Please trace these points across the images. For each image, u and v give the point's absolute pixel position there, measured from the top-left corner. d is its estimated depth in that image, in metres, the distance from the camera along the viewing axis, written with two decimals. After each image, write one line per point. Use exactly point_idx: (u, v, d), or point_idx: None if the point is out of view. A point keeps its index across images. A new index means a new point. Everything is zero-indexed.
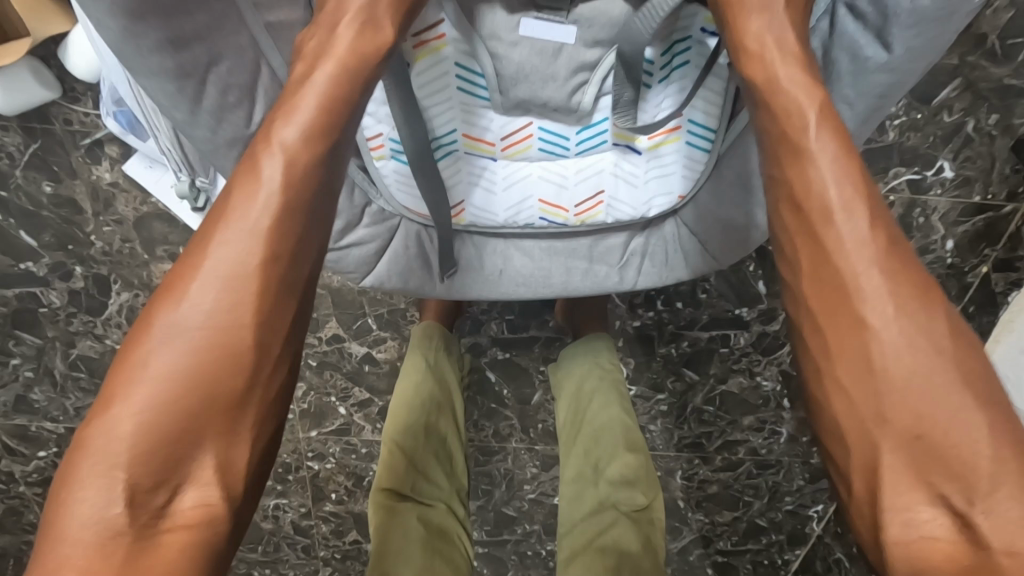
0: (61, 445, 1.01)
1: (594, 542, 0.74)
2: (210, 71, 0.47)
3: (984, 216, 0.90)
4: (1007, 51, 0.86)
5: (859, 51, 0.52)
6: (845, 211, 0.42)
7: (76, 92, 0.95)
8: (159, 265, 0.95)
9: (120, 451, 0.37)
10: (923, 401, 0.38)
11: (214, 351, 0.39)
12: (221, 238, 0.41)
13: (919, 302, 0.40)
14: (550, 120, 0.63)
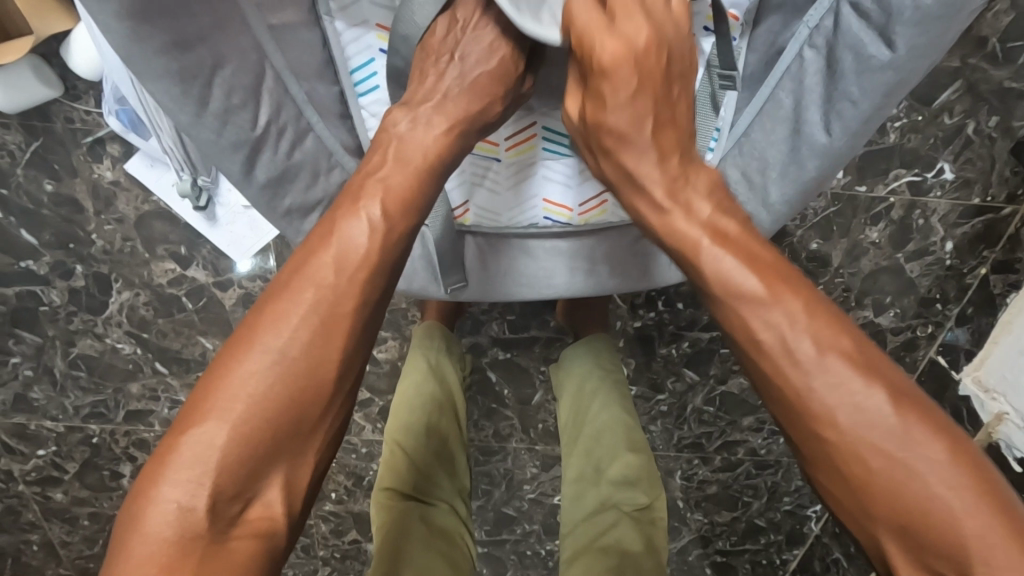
0: (60, 444, 1.05)
1: (596, 542, 0.74)
2: (215, 74, 0.48)
3: (984, 218, 0.93)
4: (1008, 54, 0.85)
5: (862, 50, 0.52)
6: (775, 307, 0.45)
7: (77, 89, 0.92)
8: (161, 264, 0.96)
9: (209, 460, 0.40)
10: (906, 486, 0.41)
11: (299, 383, 0.43)
12: (314, 275, 0.44)
13: (864, 382, 0.43)
14: (552, 120, 0.63)
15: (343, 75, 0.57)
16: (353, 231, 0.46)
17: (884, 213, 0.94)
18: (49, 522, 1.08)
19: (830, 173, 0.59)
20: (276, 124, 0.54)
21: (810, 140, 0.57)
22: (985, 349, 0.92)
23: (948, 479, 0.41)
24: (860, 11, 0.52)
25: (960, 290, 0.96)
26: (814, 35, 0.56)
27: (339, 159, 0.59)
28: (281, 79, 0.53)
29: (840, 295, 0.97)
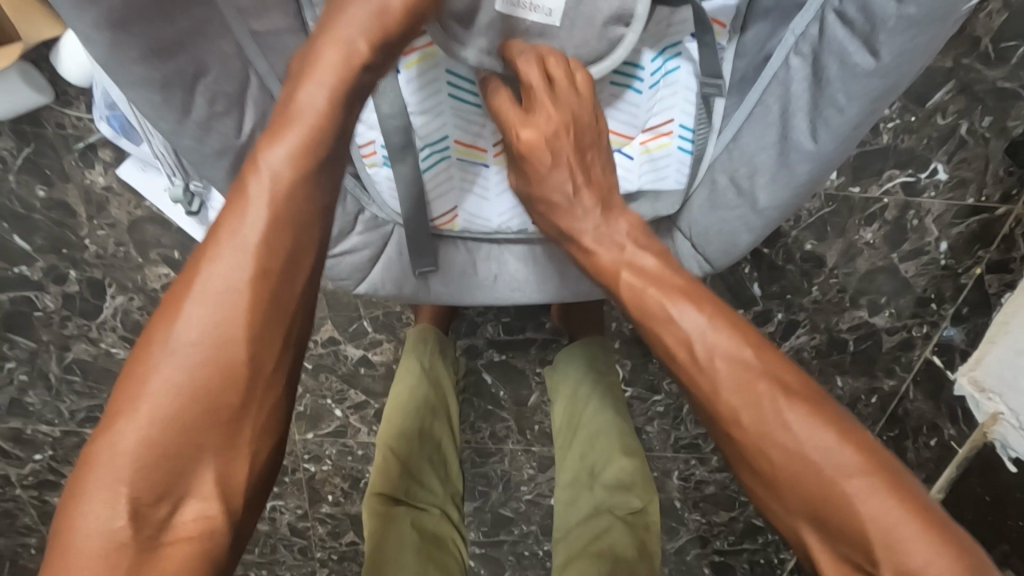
0: (56, 448, 1.06)
1: (590, 546, 0.74)
2: (197, 81, 0.47)
3: (979, 218, 0.92)
4: (1001, 54, 0.82)
5: (847, 57, 0.52)
6: (684, 322, 0.49)
7: (69, 95, 0.90)
8: (154, 269, 0.96)
9: (121, 461, 0.38)
10: (810, 476, 0.43)
11: (214, 369, 0.40)
12: (215, 247, 0.42)
13: (772, 389, 0.45)
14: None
15: None
16: (256, 191, 0.43)
17: (879, 214, 0.94)
18: (48, 526, 1.10)
19: (822, 179, 0.58)
20: (261, 132, 0.53)
21: (799, 147, 0.57)
22: (981, 348, 0.91)
23: (846, 463, 0.42)
24: (845, 19, 0.52)
25: (955, 290, 0.97)
26: (801, 42, 0.56)
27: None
28: (266, 87, 0.52)
29: (835, 296, 1.01)
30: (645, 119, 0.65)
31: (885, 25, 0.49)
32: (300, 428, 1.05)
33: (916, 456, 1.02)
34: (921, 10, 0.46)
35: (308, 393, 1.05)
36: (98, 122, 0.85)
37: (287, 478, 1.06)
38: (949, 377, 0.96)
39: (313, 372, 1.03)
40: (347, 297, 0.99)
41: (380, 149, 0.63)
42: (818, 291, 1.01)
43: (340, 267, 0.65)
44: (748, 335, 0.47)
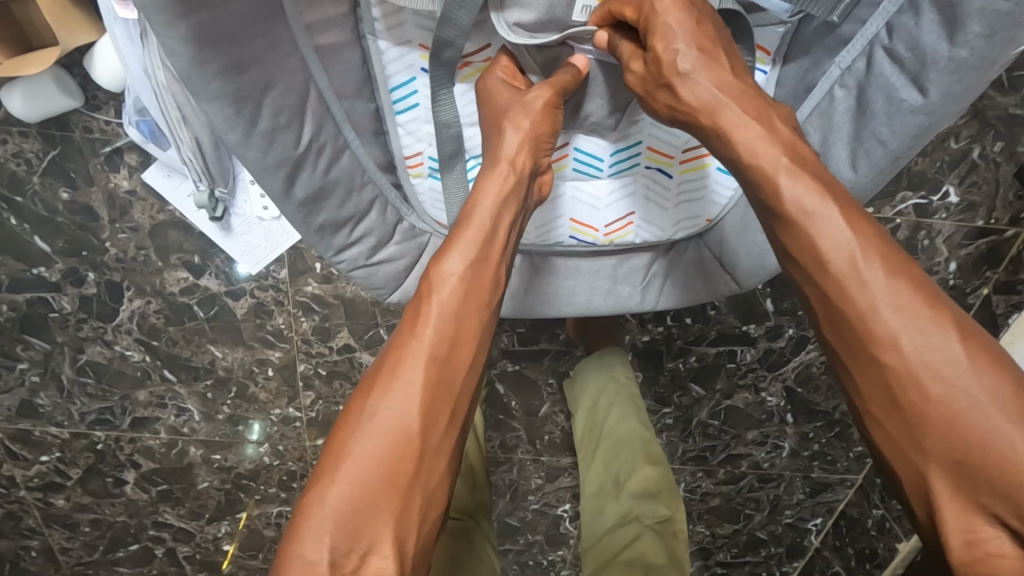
0: (63, 450, 1.14)
1: (618, 556, 0.76)
2: (265, 94, 0.47)
3: (987, 240, 0.94)
4: (1013, 82, 0.83)
5: (894, 93, 0.53)
6: (819, 208, 0.45)
7: (99, 99, 0.89)
8: (174, 273, 0.96)
9: (340, 506, 0.40)
10: (969, 424, 0.39)
11: (406, 434, 0.42)
12: (430, 311, 0.45)
13: (929, 311, 0.42)
14: (587, 141, 0.64)
15: (383, 92, 0.58)
16: (456, 263, 0.47)
17: (890, 234, 0.96)
18: (49, 529, 1.22)
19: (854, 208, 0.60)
20: (317, 142, 0.53)
21: (838, 176, 0.58)
22: None
23: (995, 402, 0.39)
24: (892, 55, 0.53)
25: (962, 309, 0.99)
26: (846, 75, 0.57)
27: (372, 176, 0.59)
28: (323, 98, 0.53)
29: None
30: (686, 139, 0.63)
31: (935, 65, 0.50)
32: (312, 435, 1.12)
33: None
34: (971, 55, 0.48)
35: (321, 399, 1.08)
36: (127, 127, 0.84)
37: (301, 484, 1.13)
38: None
39: (328, 378, 1.05)
40: (364, 304, 1.00)
41: (427, 159, 0.62)
42: None
43: (376, 278, 0.64)
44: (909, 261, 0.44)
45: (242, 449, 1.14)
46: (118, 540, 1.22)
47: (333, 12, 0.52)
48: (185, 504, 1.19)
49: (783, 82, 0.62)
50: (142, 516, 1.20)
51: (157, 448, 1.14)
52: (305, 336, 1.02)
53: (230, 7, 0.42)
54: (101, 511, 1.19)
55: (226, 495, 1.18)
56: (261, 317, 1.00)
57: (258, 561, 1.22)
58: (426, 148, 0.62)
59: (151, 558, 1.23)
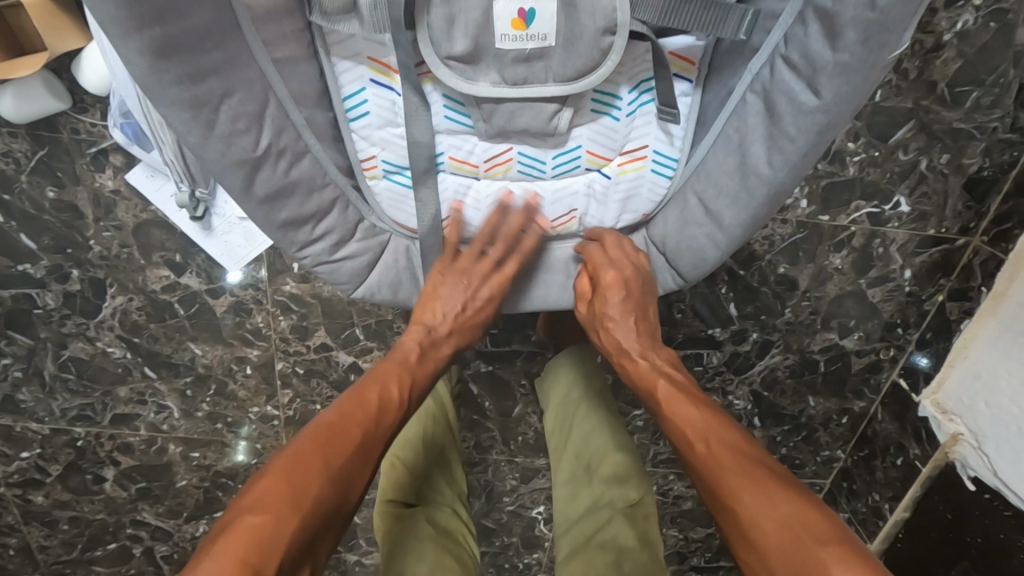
0: (44, 446, 1.18)
1: (593, 538, 0.80)
2: (222, 102, 0.49)
3: (940, 248, 1.00)
4: (955, 98, 0.87)
5: (794, 96, 0.53)
6: (667, 390, 0.65)
7: (87, 103, 0.87)
8: (156, 270, 0.98)
9: (258, 543, 0.48)
10: (797, 543, 0.50)
11: (314, 487, 0.54)
12: (366, 404, 0.62)
13: (760, 466, 0.56)
14: (529, 145, 0.63)
15: (336, 103, 0.59)
16: (392, 383, 0.65)
17: (846, 241, 0.99)
18: (28, 526, 1.29)
19: (782, 199, 0.59)
20: (277, 147, 0.54)
21: (756, 172, 0.58)
22: (944, 370, 1.02)
23: (810, 528, 0.51)
24: (790, 63, 0.53)
25: (919, 315, 1.06)
26: (755, 81, 0.57)
27: (334, 178, 0.59)
28: (283, 107, 0.54)
29: (806, 318, 1.06)
30: (622, 143, 0.64)
31: (825, 69, 0.50)
32: (290, 433, 1.16)
33: (884, 475, 1.13)
34: (854, 58, 0.49)
35: (298, 398, 1.13)
36: (112, 129, 0.86)
37: None
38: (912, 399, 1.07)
39: (306, 376, 1.10)
40: (341, 304, 1.03)
41: (382, 162, 0.63)
42: (791, 313, 1.06)
43: (340, 274, 0.65)
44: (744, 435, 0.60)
45: (222, 446, 1.19)
46: (96, 538, 1.30)
47: (290, 27, 0.54)
48: (164, 503, 1.26)
49: (707, 89, 0.62)
50: (121, 514, 1.27)
51: (137, 445, 1.19)
52: (283, 334, 1.05)
53: (185, 22, 0.45)
54: (80, 508, 1.25)
55: (203, 493, 1.25)
56: (240, 315, 1.03)
57: None
58: (382, 151, 0.62)
59: (129, 554, 1.32)
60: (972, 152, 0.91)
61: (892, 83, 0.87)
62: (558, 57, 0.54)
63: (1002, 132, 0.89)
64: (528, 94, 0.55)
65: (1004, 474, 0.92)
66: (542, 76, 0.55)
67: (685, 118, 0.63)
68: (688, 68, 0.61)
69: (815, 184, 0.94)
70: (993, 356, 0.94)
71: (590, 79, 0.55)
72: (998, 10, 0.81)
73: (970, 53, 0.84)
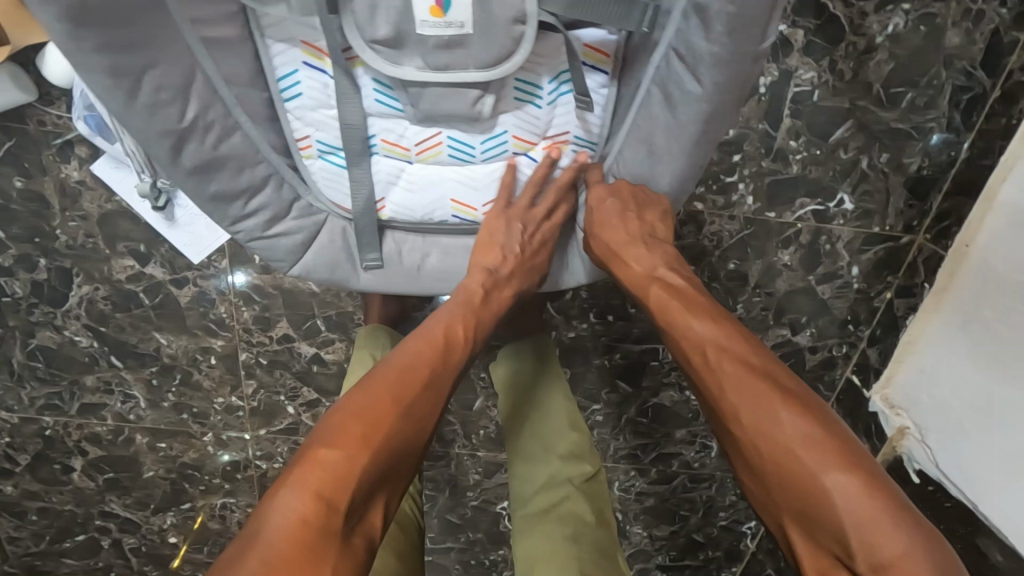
0: (13, 435, 1.20)
1: (550, 512, 0.81)
2: (145, 73, 0.52)
3: (886, 245, 1.02)
4: (891, 99, 0.91)
5: (683, 87, 0.58)
6: (691, 308, 0.66)
7: (54, 96, 0.90)
8: (121, 260, 1.01)
9: (338, 472, 0.52)
10: (810, 476, 0.54)
11: (379, 421, 0.57)
12: (423, 342, 0.64)
13: (784, 395, 0.58)
14: (457, 130, 0.65)
15: (271, 83, 0.62)
16: (445, 319, 0.67)
17: (793, 238, 1.02)
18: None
19: (686, 179, 0.66)
20: (203, 120, 0.57)
21: (660, 158, 0.65)
22: (891, 367, 1.04)
23: (826, 461, 0.53)
24: (678, 57, 0.58)
25: (870, 312, 1.08)
26: (656, 74, 0.60)
27: (265, 155, 0.63)
28: (211, 82, 0.57)
29: (758, 313, 1.09)
30: (545, 128, 0.67)
31: (703, 60, 0.56)
32: (255, 424, 1.19)
33: None
34: (723, 50, 0.54)
35: (262, 389, 1.15)
36: (77, 121, 0.88)
37: (240, 475, 1.26)
38: (864, 395, 1.09)
39: (269, 367, 1.12)
40: (303, 295, 1.05)
41: (316, 142, 0.65)
42: (743, 308, 1.08)
43: (276, 249, 0.68)
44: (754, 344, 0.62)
45: (188, 438, 1.21)
46: (65, 530, 1.32)
47: (222, 10, 0.56)
48: (131, 495, 1.28)
49: (622, 80, 0.66)
50: (89, 505, 1.29)
51: (104, 435, 1.21)
52: (246, 325, 1.08)
53: None
54: (48, 499, 1.27)
55: (171, 485, 1.27)
56: (203, 306, 1.06)
57: (203, 555, 1.35)
58: (316, 133, 0.65)
59: (97, 546, 1.34)
60: (910, 151, 0.94)
61: (830, 83, 0.90)
62: (476, 43, 0.56)
63: (937, 132, 0.92)
64: (450, 79, 0.58)
65: (944, 467, 0.93)
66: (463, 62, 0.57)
67: (601, 106, 0.67)
68: (603, 60, 0.64)
69: (760, 181, 0.97)
70: (931, 348, 0.97)
71: (507, 67, 0.58)
72: (927, 14, 0.86)
73: (902, 55, 0.88)
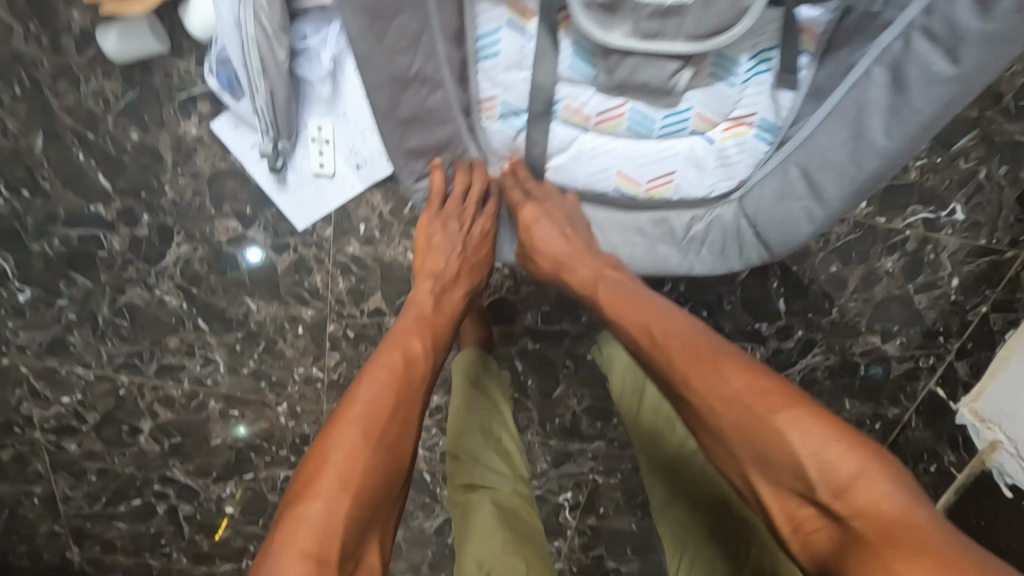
0: (86, 394, 1.18)
1: (687, 478, 0.89)
2: (394, 20, 0.58)
3: (988, 258, 1.02)
4: (1018, 111, 0.93)
5: (929, 67, 0.60)
6: (622, 305, 0.70)
7: (183, 47, 0.92)
8: (225, 222, 1.00)
9: (319, 524, 0.51)
10: (743, 421, 0.55)
11: (363, 427, 0.57)
12: (380, 352, 0.65)
13: (721, 360, 0.59)
14: (643, 103, 0.71)
15: (470, 41, 0.67)
16: (394, 330, 0.68)
17: (900, 245, 1.02)
18: (55, 475, 1.26)
19: (887, 173, 0.67)
20: (422, 74, 0.64)
21: (871, 142, 0.65)
22: (983, 380, 1.04)
23: (757, 407, 0.55)
24: (927, 35, 0.60)
25: (961, 325, 1.08)
26: (884, 54, 0.64)
27: (454, 116, 0.70)
28: (434, 40, 0.63)
29: (851, 319, 1.08)
30: (731, 109, 0.73)
31: (967, 41, 0.57)
32: (331, 398, 1.16)
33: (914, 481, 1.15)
34: (999, 29, 0.56)
35: (344, 362, 1.13)
36: (207, 76, 0.89)
37: (308, 447, 1.21)
38: (950, 407, 1.09)
39: (355, 341, 1.10)
40: (401, 270, 1.04)
41: (499, 105, 0.73)
42: (837, 312, 1.08)
43: None
44: (687, 321, 0.65)
45: (262, 407, 1.19)
46: (120, 493, 1.28)
47: None
48: (194, 461, 1.24)
49: (824, 65, 0.70)
50: (149, 470, 1.25)
51: (178, 398, 1.18)
52: (339, 297, 1.07)
53: None
54: (110, 460, 1.24)
55: (235, 453, 1.23)
56: (300, 274, 1.05)
57: (254, 528, 1.30)
58: (500, 94, 0.72)
59: (153, 513, 1.29)
60: None
61: None
62: (693, 15, 0.62)
63: None
64: (657, 49, 0.63)
65: None
66: (671, 32, 0.63)
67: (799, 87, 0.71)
68: (809, 41, 0.70)
69: None
70: None
71: (723, 39, 0.63)
72: None
73: None
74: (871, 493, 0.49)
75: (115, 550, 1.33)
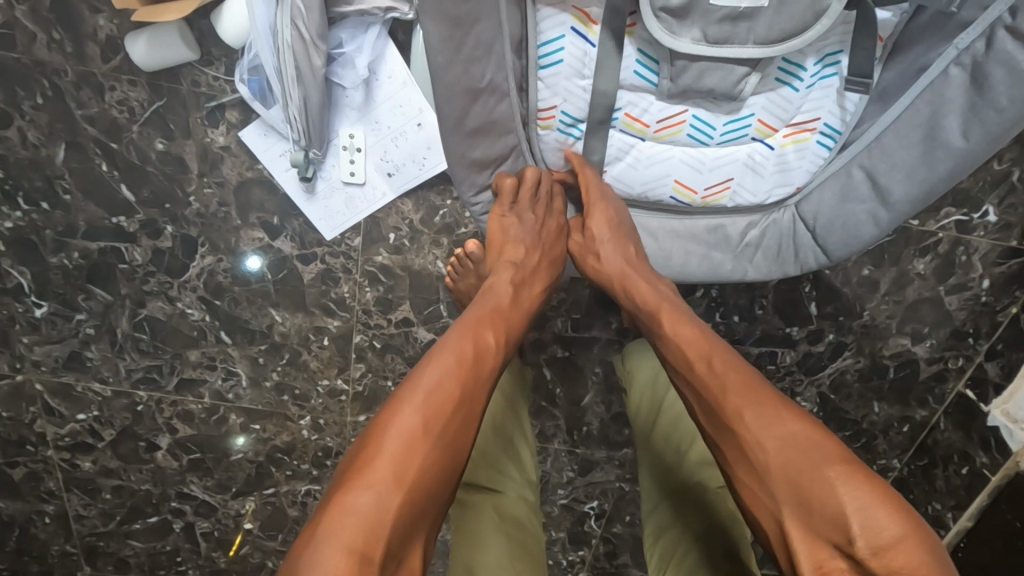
0: (102, 410, 1.12)
1: (685, 514, 0.82)
2: (471, 32, 0.63)
3: (1019, 260, 1.02)
4: None
5: (1016, 65, 0.62)
6: (671, 318, 0.69)
7: (212, 55, 0.93)
8: (251, 232, 1.00)
9: (360, 526, 0.50)
10: (791, 461, 0.55)
11: (419, 434, 0.56)
12: (440, 349, 0.63)
13: (771, 398, 0.59)
14: (703, 110, 0.75)
15: (532, 50, 0.70)
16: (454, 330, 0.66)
17: (932, 247, 1.03)
18: (69, 493, 1.17)
19: (960, 175, 0.70)
20: (492, 86, 0.69)
21: (946, 144, 0.69)
22: (1016, 382, 1.02)
23: (806, 452, 0.55)
24: (1013, 34, 0.62)
25: (991, 326, 1.07)
26: (962, 54, 0.66)
27: (515, 129, 0.76)
28: (503, 54, 0.67)
29: (883, 321, 1.08)
30: (793, 114, 0.76)
31: None
32: (355, 410, 1.10)
33: (945, 484, 1.11)
34: None
35: (370, 372, 1.09)
36: (237, 84, 0.92)
37: (330, 461, 1.14)
38: (981, 409, 1.07)
39: (382, 351, 1.07)
40: (430, 277, 1.03)
41: (557, 115, 0.77)
42: (869, 315, 1.08)
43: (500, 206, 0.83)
44: (742, 359, 0.64)
45: (284, 419, 1.12)
46: (137, 510, 1.18)
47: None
48: (214, 475, 1.15)
49: (890, 66, 0.73)
50: (167, 485, 1.16)
51: (197, 413, 1.12)
52: (366, 306, 1.05)
53: None
54: (126, 477, 1.15)
55: (257, 467, 1.15)
56: (327, 284, 1.03)
57: (274, 543, 1.19)
58: (560, 104, 0.75)
59: (171, 530, 1.18)
60: None
61: None
62: (764, 19, 0.64)
63: None
64: (725, 54, 0.66)
65: None
66: (740, 38, 0.65)
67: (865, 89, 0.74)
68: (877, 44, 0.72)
69: None
70: None
71: (795, 42, 0.65)
72: None
73: None
74: (909, 557, 0.48)
75: (130, 569, 1.21)
